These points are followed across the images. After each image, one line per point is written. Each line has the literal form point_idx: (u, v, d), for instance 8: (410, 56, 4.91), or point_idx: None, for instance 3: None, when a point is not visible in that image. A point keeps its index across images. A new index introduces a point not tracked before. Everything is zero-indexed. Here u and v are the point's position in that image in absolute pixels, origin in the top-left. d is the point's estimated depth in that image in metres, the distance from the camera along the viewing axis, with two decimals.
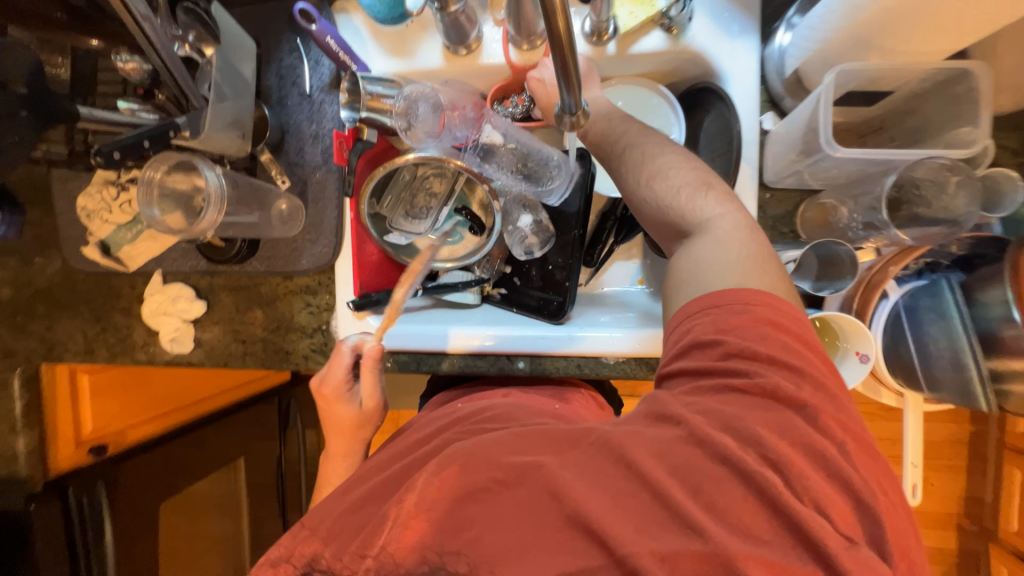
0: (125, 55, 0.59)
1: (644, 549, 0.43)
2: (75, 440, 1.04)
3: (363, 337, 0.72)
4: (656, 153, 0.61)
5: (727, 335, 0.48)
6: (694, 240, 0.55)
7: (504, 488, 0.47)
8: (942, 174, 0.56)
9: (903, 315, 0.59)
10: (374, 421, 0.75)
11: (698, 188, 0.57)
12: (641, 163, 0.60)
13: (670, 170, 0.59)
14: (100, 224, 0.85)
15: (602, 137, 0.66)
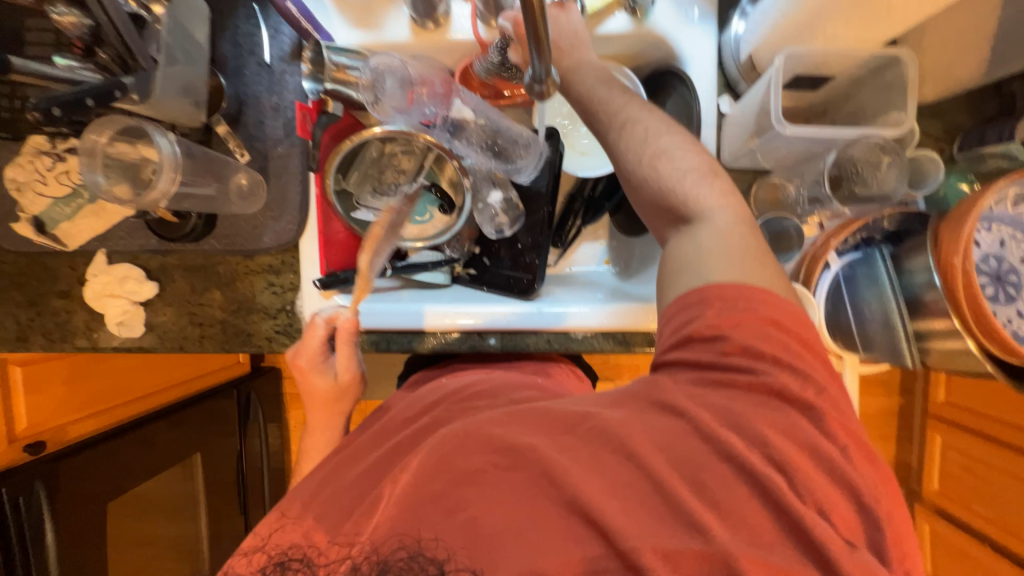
0: (61, 7, 0.53)
1: (620, 513, 0.44)
2: (8, 437, 0.96)
3: (337, 310, 0.71)
4: (656, 134, 0.58)
5: (732, 331, 0.49)
6: (692, 226, 0.55)
7: (502, 472, 0.47)
8: (876, 155, 0.62)
9: (842, 284, 0.63)
10: (351, 394, 0.74)
11: (699, 174, 0.56)
12: (643, 142, 0.58)
13: (670, 154, 0.57)
14: (33, 198, 0.78)
15: (597, 110, 0.61)
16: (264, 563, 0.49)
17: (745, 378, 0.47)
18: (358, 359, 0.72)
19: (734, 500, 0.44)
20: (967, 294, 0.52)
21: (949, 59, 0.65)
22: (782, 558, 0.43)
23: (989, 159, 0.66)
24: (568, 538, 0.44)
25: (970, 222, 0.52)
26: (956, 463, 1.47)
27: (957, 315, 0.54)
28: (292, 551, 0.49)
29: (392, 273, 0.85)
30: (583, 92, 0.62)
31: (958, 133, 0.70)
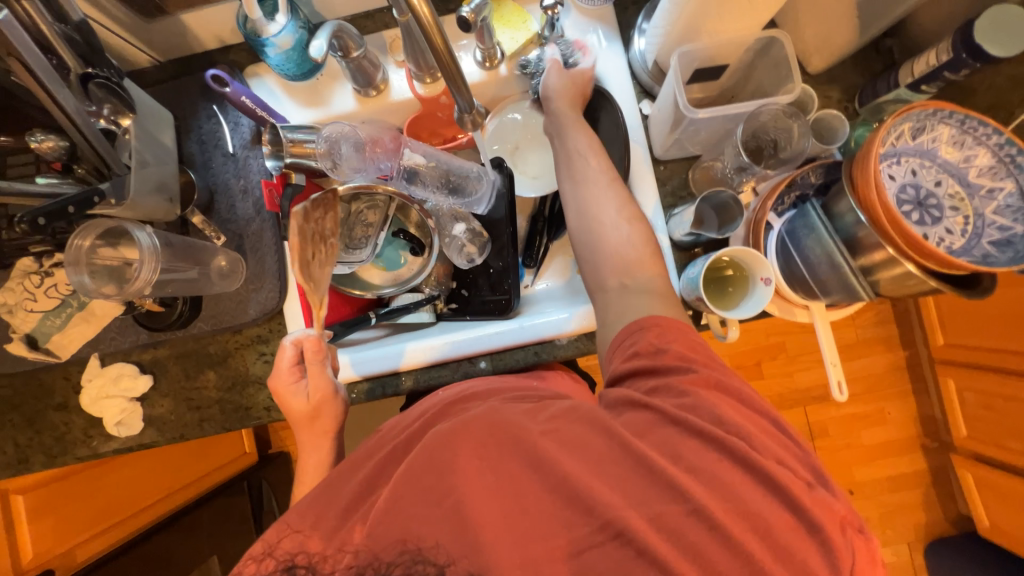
0: (40, 135, 0.61)
1: (610, 497, 0.47)
2: (16, 570, 0.93)
3: (304, 332, 0.72)
4: (611, 183, 0.70)
5: (673, 345, 0.56)
6: (633, 269, 0.65)
7: (482, 474, 0.49)
8: (784, 122, 0.70)
9: (786, 240, 0.69)
10: (329, 411, 0.73)
11: (645, 232, 0.68)
12: (597, 191, 0.69)
13: (624, 206, 0.69)
14: (24, 316, 0.81)
15: (579, 158, 0.72)
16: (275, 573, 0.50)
17: (686, 375, 0.54)
18: (329, 376, 0.72)
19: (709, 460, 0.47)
20: (890, 221, 0.56)
21: (824, 32, 0.74)
22: (763, 502, 0.46)
23: (886, 107, 0.74)
24: (561, 521, 0.47)
25: (872, 158, 0.57)
26: (976, 405, 1.47)
27: (890, 244, 0.57)
28: (298, 558, 0.51)
29: (376, 321, 0.89)
30: (575, 146, 0.73)
31: (855, 92, 0.78)
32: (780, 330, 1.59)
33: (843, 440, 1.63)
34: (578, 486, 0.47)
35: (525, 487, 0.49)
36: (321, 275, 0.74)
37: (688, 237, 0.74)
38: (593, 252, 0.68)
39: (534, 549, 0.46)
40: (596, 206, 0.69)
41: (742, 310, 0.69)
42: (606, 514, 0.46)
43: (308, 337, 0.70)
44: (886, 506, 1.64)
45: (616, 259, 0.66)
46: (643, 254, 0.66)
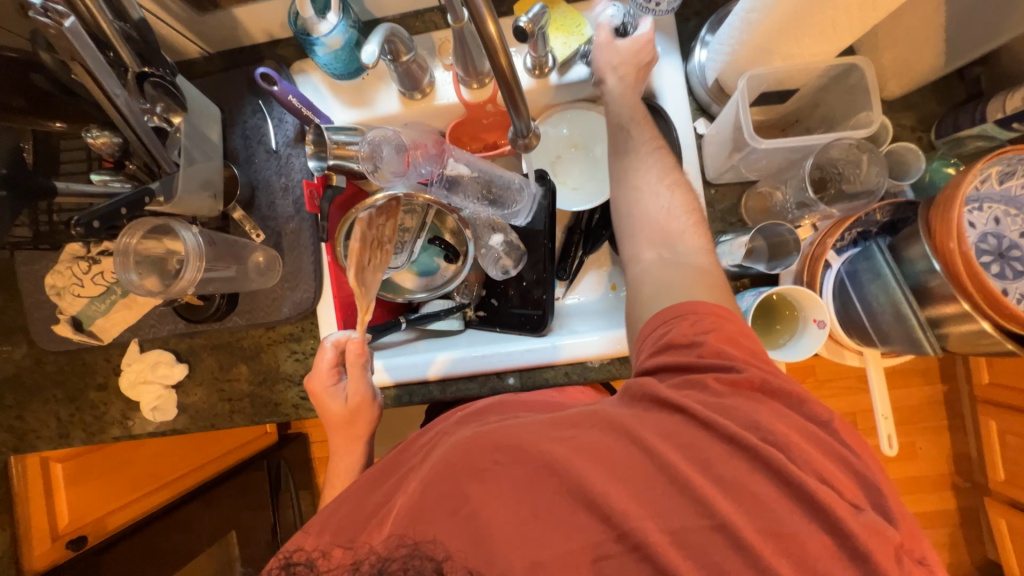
0: (95, 131, 0.61)
1: (648, 546, 0.44)
2: (51, 534, 0.99)
3: (345, 333, 0.72)
4: (663, 164, 0.66)
5: (709, 339, 0.54)
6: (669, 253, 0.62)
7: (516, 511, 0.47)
8: (856, 154, 0.65)
9: (847, 280, 0.64)
10: (364, 415, 0.73)
11: (689, 208, 0.65)
12: (645, 168, 0.66)
13: (666, 176, 0.66)
14: (71, 300, 0.84)
15: (622, 126, 0.69)
16: None
17: (726, 375, 0.52)
18: (367, 378, 0.72)
19: (757, 517, 0.44)
20: (971, 273, 0.52)
21: (905, 55, 0.68)
22: (819, 569, 0.42)
23: (969, 141, 0.68)
24: (595, 564, 0.45)
25: (958, 207, 0.53)
26: (1019, 450, 1.38)
27: (966, 296, 0.54)
28: (297, 556, 0.52)
29: (406, 325, 0.88)
30: (622, 108, 0.70)
31: (933, 121, 0.73)
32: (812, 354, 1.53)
33: None
34: (616, 530, 0.45)
35: (562, 526, 0.46)
36: (372, 279, 0.77)
37: (735, 268, 0.71)
38: (629, 225, 0.67)
39: None
40: (636, 174, 0.67)
41: (787, 351, 0.66)
42: (649, 562, 0.43)
43: (353, 341, 0.70)
44: None
45: (654, 233, 0.64)
46: (683, 232, 0.63)
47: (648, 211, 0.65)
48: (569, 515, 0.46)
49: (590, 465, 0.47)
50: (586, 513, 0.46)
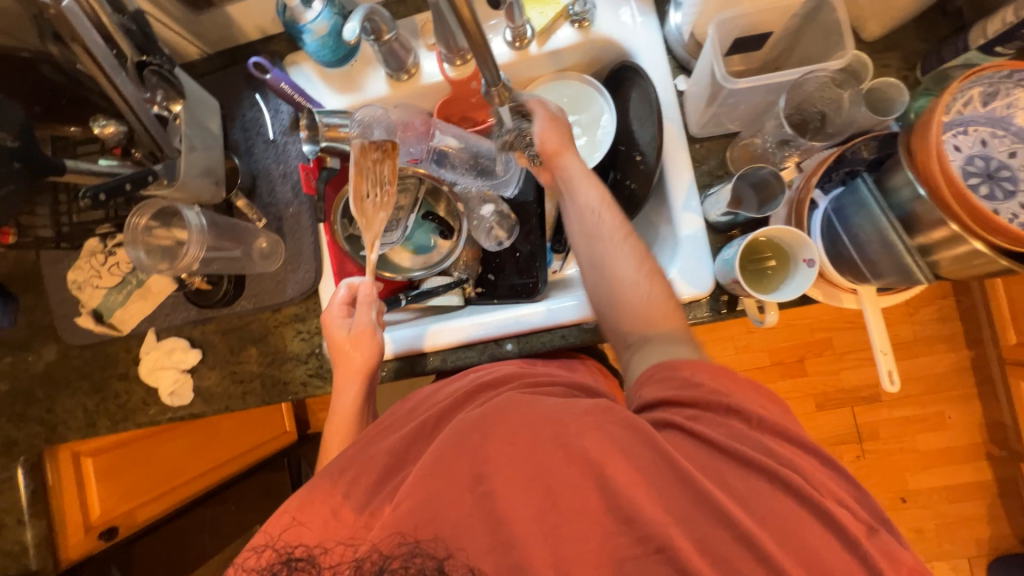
0: (103, 121, 0.67)
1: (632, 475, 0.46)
2: (84, 526, 1.01)
3: (356, 281, 0.78)
4: (607, 220, 0.70)
5: (708, 380, 0.54)
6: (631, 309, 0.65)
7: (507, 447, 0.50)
8: (832, 92, 0.67)
9: (834, 217, 0.64)
10: (365, 350, 0.74)
11: (666, 288, 0.66)
12: (594, 227, 0.70)
13: (643, 262, 0.67)
14: (91, 293, 0.89)
15: (592, 208, 0.71)
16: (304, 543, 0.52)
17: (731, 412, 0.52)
18: (373, 312, 0.76)
19: None
20: (953, 190, 0.51)
21: None
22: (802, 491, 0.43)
23: (953, 74, 0.67)
24: (582, 495, 0.47)
25: (935, 127, 0.53)
26: None
27: (955, 217, 0.52)
28: (297, 551, 0.52)
29: (406, 303, 0.88)
30: (586, 194, 0.72)
31: (917, 59, 0.72)
32: (826, 325, 1.49)
33: (896, 443, 1.50)
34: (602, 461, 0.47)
35: (545, 468, 0.49)
36: (372, 216, 0.76)
37: (724, 217, 0.73)
38: (615, 317, 0.67)
39: (555, 525, 0.46)
40: (615, 263, 0.67)
41: (782, 291, 0.66)
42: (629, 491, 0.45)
43: (364, 285, 0.77)
44: (944, 517, 1.50)
45: (637, 324, 0.65)
46: (666, 309, 0.65)
47: (634, 296, 0.65)
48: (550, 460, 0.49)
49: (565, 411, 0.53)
50: (567, 452, 0.49)
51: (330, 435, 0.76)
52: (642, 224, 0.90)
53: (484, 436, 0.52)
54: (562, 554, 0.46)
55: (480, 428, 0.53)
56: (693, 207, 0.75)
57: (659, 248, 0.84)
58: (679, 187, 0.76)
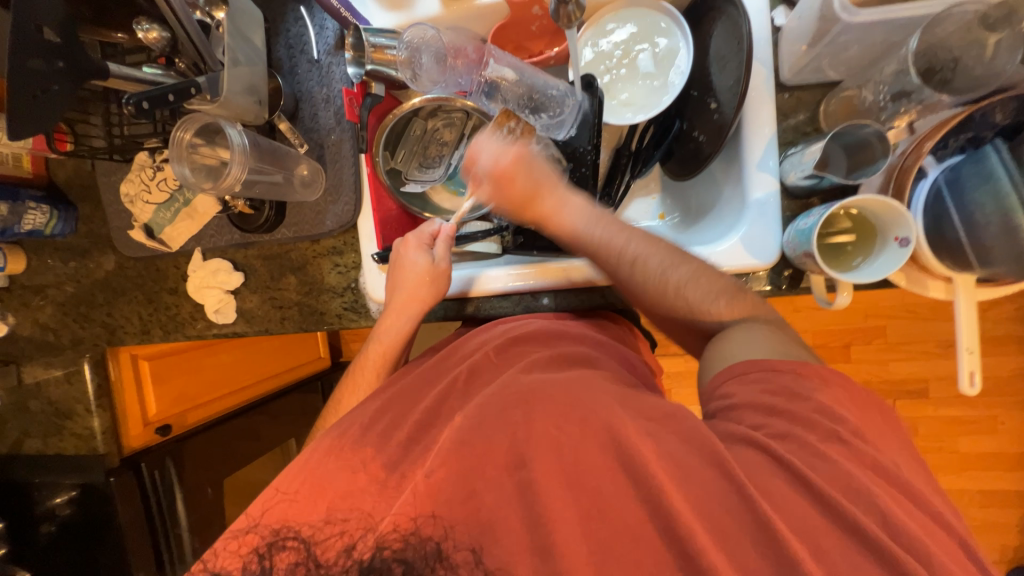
0: (146, 25, 0.63)
1: None
2: (143, 420, 1.12)
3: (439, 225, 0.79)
4: (669, 266, 0.64)
5: (780, 389, 0.54)
6: (717, 340, 0.63)
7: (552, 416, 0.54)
8: (977, 34, 0.55)
9: (945, 190, 0.55)
10: (440, 285, 0.76)
11: (721, 285, 0.64)
12: (655, 275, 0.64)
13: (718, 289, 0.64)
14: (142, 207, 0.91)
15: (593, 245, 0.67)
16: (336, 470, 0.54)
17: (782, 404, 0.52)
18: (441, 253, 0.76)
19: None
20: None
21: None
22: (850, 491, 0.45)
23: None
24: None
25: None
26: None
27: None
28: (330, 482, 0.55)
29: None
30: (577, 230, 0.68)
31: None
32: (882, 312, 1.38)
33: (936, 442, 1.42)
34: None
35: (571, 435, 0.52)
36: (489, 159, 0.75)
37: (805, 180, 0.64)
38: (669, 320, 0.67)
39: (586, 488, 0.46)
40: (645, 288, 0.65)
41: (861, 271, 0.60)
42: None
43: (449, 225, 0.78)
44: (971, 519, 1.44)
45: (692, 323, 0.65)
46: (718, 306, 0.63)
47: (682, 307, 0.64)
48: (570, 425, 0.53)
49: (594, 390, 0.57)
50: (588, 421, 0.53)
51: (370, 350, 0.78)
52: (703, 181, 0.82)
53: (529, 412, 0.54)
54: (576, 507, 0.49)
55: (507, 395, 0.57)
56: (770, 167, 0.67)
57: (717, 213, 0.77)
58: (756, 144, 0.68)
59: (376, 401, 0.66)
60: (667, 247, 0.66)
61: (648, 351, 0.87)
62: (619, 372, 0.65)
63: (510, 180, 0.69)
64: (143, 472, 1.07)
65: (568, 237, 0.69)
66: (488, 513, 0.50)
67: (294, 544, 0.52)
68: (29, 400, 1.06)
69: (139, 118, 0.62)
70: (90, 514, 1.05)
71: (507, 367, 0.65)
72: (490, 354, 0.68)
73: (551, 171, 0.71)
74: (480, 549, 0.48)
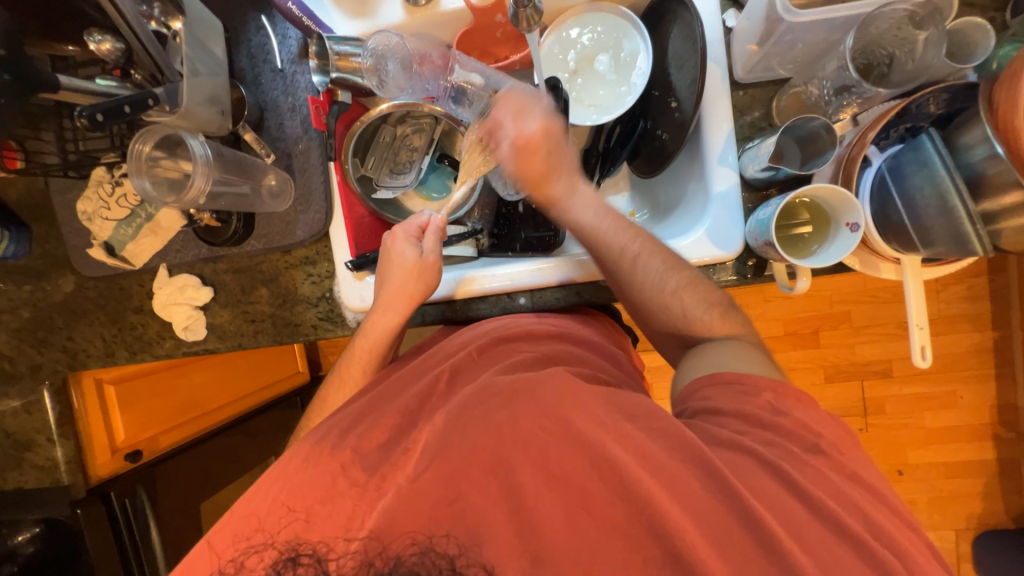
0: (98, 36, 0.62)
1: None
2: (111, 447, 1.07)
3: (428, 216, 0.79)
4: (668, 272, 0.67)
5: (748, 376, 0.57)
6: (698, 349, 0.65)
7: (531, 415, 0.54)
8: (908, 32, 0.60)
9: (888, 177, 0.59)
10: (429, 279, 0.75)
11: (713, 297, 0.66)
12: (654, 278, 0.66)
13: (711, 301, 0.66)
14: (101, 224, 0.88)
15: (598, 236, 0.69)
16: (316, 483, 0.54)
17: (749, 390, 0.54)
18: (431, 248, 0.76)
19: None
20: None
21: None
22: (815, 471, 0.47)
23: None
24: None
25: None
26: None
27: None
28: (311, 495, 0.54)
29: None
30: (584, 220, 0.71)
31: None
32: (846, 299, 1.44)
33: (902, 419, 1.49)
34: None
35: (550, 433, 0.53)
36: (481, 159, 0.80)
37: (763, 173, 0.67)
38: (660, 326, 0.69)
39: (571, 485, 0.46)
40: (639, 290, 0.67)
41: (816, 257, 0.63)
42: None
43: (438, 217, 0.79)
44: (938, 491, 1.52)
45: (681, 334, 0.67)
46: (709, 317, 0.65)
47: (672, 315, 0.67)
48: (553, 423, 0.53)
49: (569, 386, 0.58)
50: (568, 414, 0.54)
51: (351, 360, 0.77)
52: (669, 177, 0.85)
53: (512, 413, 0.54)
54: (558, 501, 0.50)
55: (486, 394, 0.58)
56: (729, 162, 0.70)
57: (684, 208, 0.80)
58: (716, 140, 0.71)
59: (355, 409, 0.65)
60: (665, 253, 0.69)
61: (630, 348, 0.87)
62: (601, 369, 0.67)
63: (531, 156, 0.71)
64: (113, 502, 1.03)
65: (573, 226, 0.72)
66: (473, 512, 0.50)
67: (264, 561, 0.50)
68: None
69: (92, 132, 0.60)
70: (59, 548, 1.00)
71: (488, 367, 0.66)
72: (473, 354, 0.69)
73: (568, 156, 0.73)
74: (466, 549, 0.49)
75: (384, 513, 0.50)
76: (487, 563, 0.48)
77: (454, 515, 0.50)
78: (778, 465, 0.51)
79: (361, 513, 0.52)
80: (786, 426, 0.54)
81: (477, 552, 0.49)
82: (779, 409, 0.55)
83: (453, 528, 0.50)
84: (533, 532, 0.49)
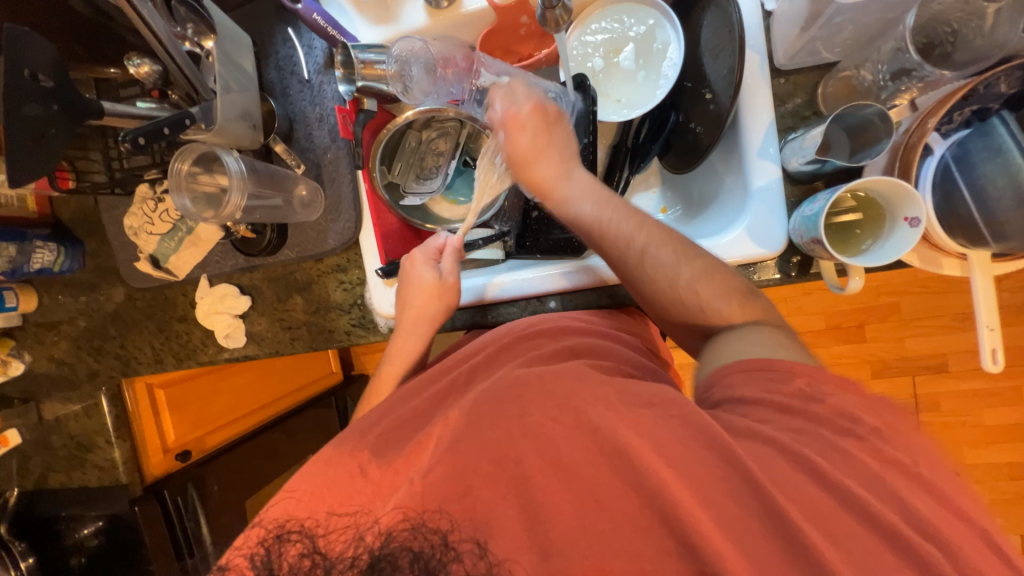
0: (137, 59, 0.65)
1: None
2: (162, 448, 1.13)
3: (446, 240, 0.79)
4: (681, 260, 0.65)
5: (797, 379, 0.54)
6: (721, 336, 0.63)
7: (555, 423, 0.52)
8: (976, 6, 0.55)
9: (953, 166, 0.55)
10: (448, 298, 0.76)
11: (730, 286, 0.64)
12: (667, 267, 0.65)
13: (732, 294, 0.63)
14: (146, 239, 0.92)
15: (601, 229, 0.68)
16: (345, 487, 0.55)
17: (783, 390, 0.53)
18: (443, 270, 0.75)
19: None
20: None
21: None
22: (842, 480, 0.46)
23: None
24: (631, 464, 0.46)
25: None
26: None
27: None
28: (339, 504, 0.54)
29: None
30: (584, 212, 0.69)
31: None
32: (894, 289, 1.36)
33: (957, 417, 1.40)
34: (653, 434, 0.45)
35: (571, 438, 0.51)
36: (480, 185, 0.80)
37: (808, 166, 0.63)
38: (674, 321, 0.68)
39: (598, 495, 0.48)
40: (655, 284, 0.65)
41: (872, 255, 0.59)
42: None
43: (455, 238, 0.79)
44: (998, 493, 1.41)
45: (697, 324, 0.65)
46: (730, 307, 0.63)
47: (691, 309, 0.64)
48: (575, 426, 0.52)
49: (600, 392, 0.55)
50: (588, 414, 0.52)
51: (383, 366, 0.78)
52: (704, 172, 0.81)
53: (529, 412, 0.53)
54: (582, 509, 0.49)
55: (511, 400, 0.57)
56: (771, 155, 0.66)
57: (722, 201, 0.76)
58: (755, 132, 0.67)
59: (377, 412, 0.65)
60: (675, 240, 0.66)
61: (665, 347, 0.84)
62: (629, 362, 0.65)
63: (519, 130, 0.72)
64: (167, 500, 1.08)
65: (573, 220, 0.71)
66: (488, 509, 0.49)
67: (285, 562, 0.51)
68: (51, 435, 1.07)
69: (134, 154, 0.63)
70: (116, 541, 1.06)
71: (506, 364, 0.65)
72: (492, 353, 0.69)
73: (566, 149, 0.72)
74: (476, 548, 0.48)
75: (395, 515, 0.50)
76: (494, 563, 0.47)
77: (476, 519, 0.49)
78: (821, 464, 0.47)
79: (383, 517, 0.52)
80: (830, 417, 0.50)
81: (489, 549, 0.48)
82: (825, 400, 0.51)
83: (464, 528, 0.49)
84: (556, 534, 0.48)
